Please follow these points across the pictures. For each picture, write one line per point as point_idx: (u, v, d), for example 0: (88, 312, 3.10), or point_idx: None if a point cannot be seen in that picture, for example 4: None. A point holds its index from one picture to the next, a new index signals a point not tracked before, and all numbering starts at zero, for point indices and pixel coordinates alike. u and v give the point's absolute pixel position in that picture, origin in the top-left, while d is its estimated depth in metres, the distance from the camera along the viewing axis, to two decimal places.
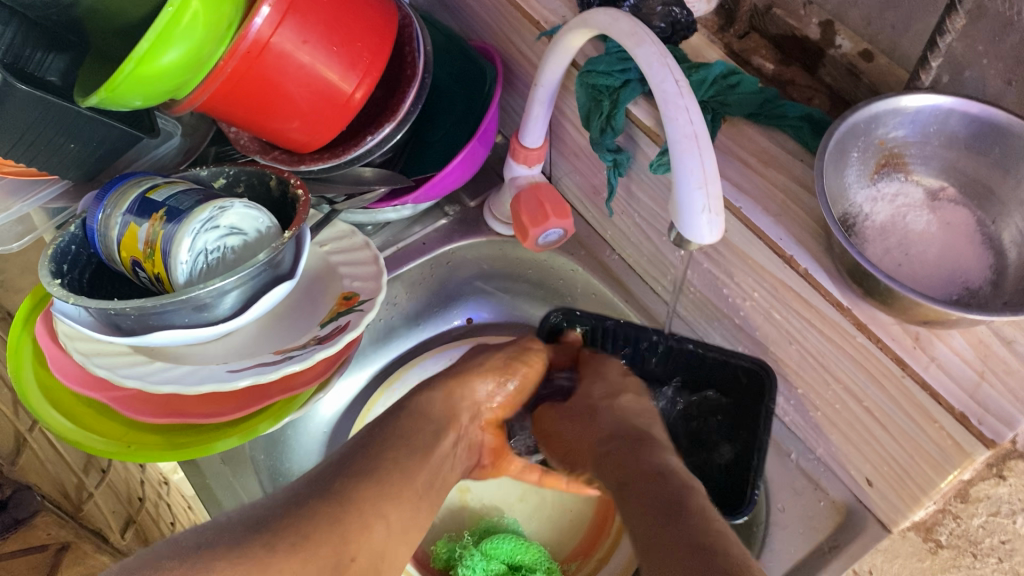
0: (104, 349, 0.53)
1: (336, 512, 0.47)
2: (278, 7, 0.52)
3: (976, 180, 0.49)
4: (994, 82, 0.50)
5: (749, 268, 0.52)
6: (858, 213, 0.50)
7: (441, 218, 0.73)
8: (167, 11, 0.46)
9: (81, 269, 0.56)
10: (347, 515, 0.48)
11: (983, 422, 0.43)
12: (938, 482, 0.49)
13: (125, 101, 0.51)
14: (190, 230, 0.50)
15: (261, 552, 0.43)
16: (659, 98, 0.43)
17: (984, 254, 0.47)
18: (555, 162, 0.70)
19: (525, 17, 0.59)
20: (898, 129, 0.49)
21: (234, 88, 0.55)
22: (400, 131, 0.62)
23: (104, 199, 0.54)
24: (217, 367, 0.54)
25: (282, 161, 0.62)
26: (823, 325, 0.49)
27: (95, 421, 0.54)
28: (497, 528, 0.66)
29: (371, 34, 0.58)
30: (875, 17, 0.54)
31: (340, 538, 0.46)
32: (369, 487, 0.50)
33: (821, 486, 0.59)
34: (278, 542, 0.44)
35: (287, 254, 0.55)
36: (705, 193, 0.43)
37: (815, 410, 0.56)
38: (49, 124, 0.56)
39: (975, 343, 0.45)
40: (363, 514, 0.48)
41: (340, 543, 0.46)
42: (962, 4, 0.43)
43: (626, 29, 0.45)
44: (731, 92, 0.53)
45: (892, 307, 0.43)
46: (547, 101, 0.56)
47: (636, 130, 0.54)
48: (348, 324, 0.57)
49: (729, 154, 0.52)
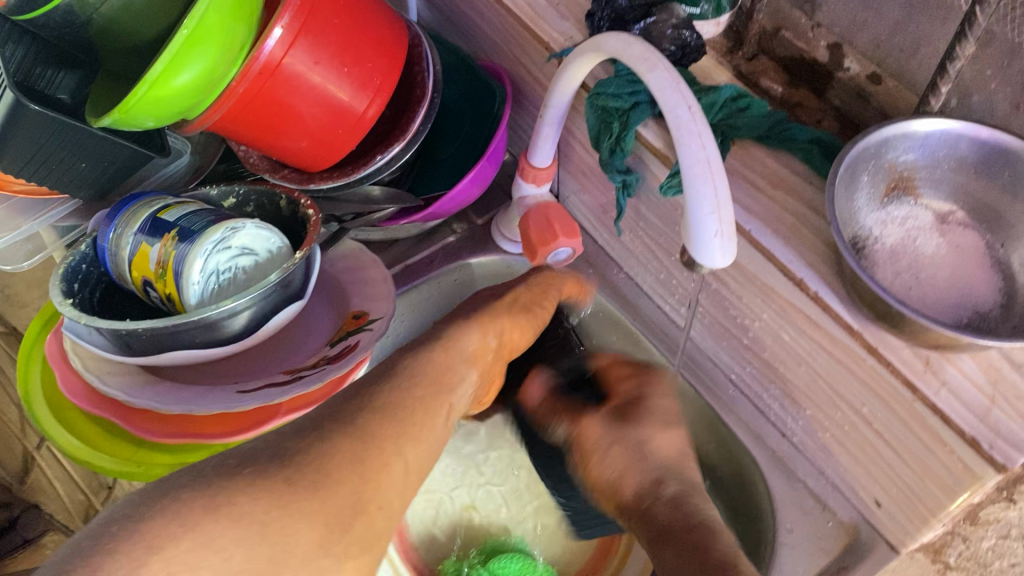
0: (116, 369, 0.53)
1: (356, 453, 0.38)
2: (291, 29, 0.52)
3: (986, 204, 0.49)
4: (1003, 106, 0.50)
5: (759, 291, 0.53)
6: (867, 236, 0.50)
7: (449, 235, 0.73)
8: (182, 34, 0.46)
9: (93, 288, 0.56)
10: (369, 453, 0.39)
11: (994, 447, 0.43)
12: (948, 504, 0.49)
13: (137, 122, 0.51)
14: (202, 251, 0.50)
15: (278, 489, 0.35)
16: (672, 123, 0.44)
17: (993, 278, 0.47)
18: (564, 181, 0.70)
19: (534, 39, 0.60)
20: (907, 153, 0.49)
21: (246, 108, 0.55)
22: (409, 151, 0.62)
23: (116, 218, 0.54)
24: (226, 389, 0.54)
25: (292, 180, 0.63)
26: (834, 347, 0.49)
27: (105, 441, 0.54)
28: (504, 547, 0.66)
29: (382, 54, 0.58)
30: (884, 40, 0.55)
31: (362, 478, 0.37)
32: (387, 426, 0.41)
33: (829, 507, 0.59)
34: (298, 480, 0.35)
35: (298, 273, 0.55)
36: (717, 218, 0.43)
37: (824, 431, 0.56)
38: (61, 143, 0.56)
39: (985, 366, 0.45)
40: (383, 450, 0.39)
41: (358, 484, 0.37)
42: (972, 30, 0.44)
43: (640, 53, 0.45)
44: (741, 116, 0.53)
45: (902, 330, 0.43)
46: (557, 121, 0.56)
47: (645, 152, 0.55)
48: (358, 343, 0.57)
49: (739, 177, 0.53)
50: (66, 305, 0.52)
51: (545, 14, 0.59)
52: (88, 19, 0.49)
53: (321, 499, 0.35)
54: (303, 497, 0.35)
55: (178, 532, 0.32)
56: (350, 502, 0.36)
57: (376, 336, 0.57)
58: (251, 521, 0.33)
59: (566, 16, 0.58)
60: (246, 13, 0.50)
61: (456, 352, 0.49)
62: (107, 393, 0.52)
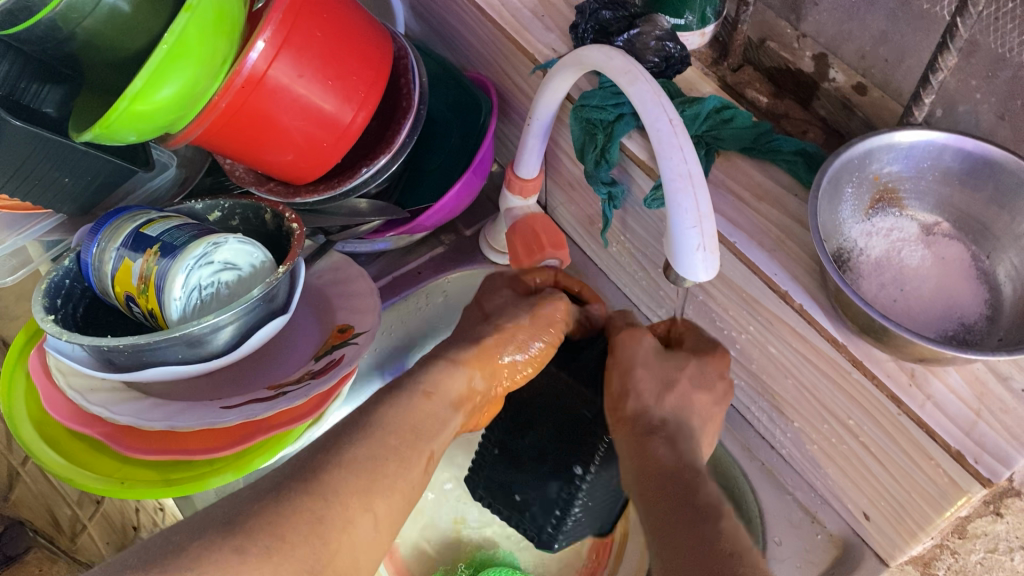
0: (99, 385, 0.53)
1: (316, 511, 0.39)
2: (273, 42, 0.52)
3: (971, 216, 0.49)
4: (988, 117, 0.50)
5: (745, 303, 0.52)
6: (852, 247, 0.49)
7: (437, 247, 0.73)
8: (162, 49, 0.46)
9: (76, 304, 0.56)
10: (330, 512, 0.40)
11: (979, 461, 0.42)
12: (936, 519, 0.48)
13: (119, 136, 0.50)
14: (184, 266, 0.50)
15: (229, 559, 0.35)
16: (652, 136, 0.43)
17: (979, 290, 0.47)
18: (551, 192, 0.70)
19: (519, 50, 0.60)
20: (891, 164, 0.49)
21: (229, 122, 0.55)
22: (395, 163, 0.62)
23: (98, 232, 0.54)
24: (210, 404, 0.53)
25: (277, 193, 0.62)
26: (819, 361, 0.49)
27: (88, 457, 0.53)
28: (492, 561, 0.66)
29: (367, 67, 0.58)
30: (869, 51, 0.55)
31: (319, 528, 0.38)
32: (353, 482, 0.42)
33: (818, 519, 0.58)
34: (250, 547, 0.36)
35: (282, 288, 0.55)
36: (699, 232, 0.43)
37: (812, 444, 0.56)
38: (46, 158, 0.56)
39: (971, 380, 0.45)
40: (347, 509, 0.41)
41: (317, 545, 0.38)
42: (953, 42, 0.43)
43: (621, 67, 0.45)
44: (725, 127, 0.53)
45: (886, 344, 0.43)
46: (542, 134, 0.56)
47: (631, 164, 0.54)
48: (342, 357, 0.56)
49: (724, 188, 0.52)
50: (48, 321, 0.51)
51: (530, 26, 0.59)
52: (70, 33, 0.48)
53: (277, 565, 0.36)
54: (259, 566, 0.36)
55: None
56: (308, 564, 0.38)
57: (362, 350, 0.56)
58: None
59: (551, 28, 0.58)
60: (228, 26, 0.49)
61: (440, 399, 0.50)
62: (91, 410, 0.51)
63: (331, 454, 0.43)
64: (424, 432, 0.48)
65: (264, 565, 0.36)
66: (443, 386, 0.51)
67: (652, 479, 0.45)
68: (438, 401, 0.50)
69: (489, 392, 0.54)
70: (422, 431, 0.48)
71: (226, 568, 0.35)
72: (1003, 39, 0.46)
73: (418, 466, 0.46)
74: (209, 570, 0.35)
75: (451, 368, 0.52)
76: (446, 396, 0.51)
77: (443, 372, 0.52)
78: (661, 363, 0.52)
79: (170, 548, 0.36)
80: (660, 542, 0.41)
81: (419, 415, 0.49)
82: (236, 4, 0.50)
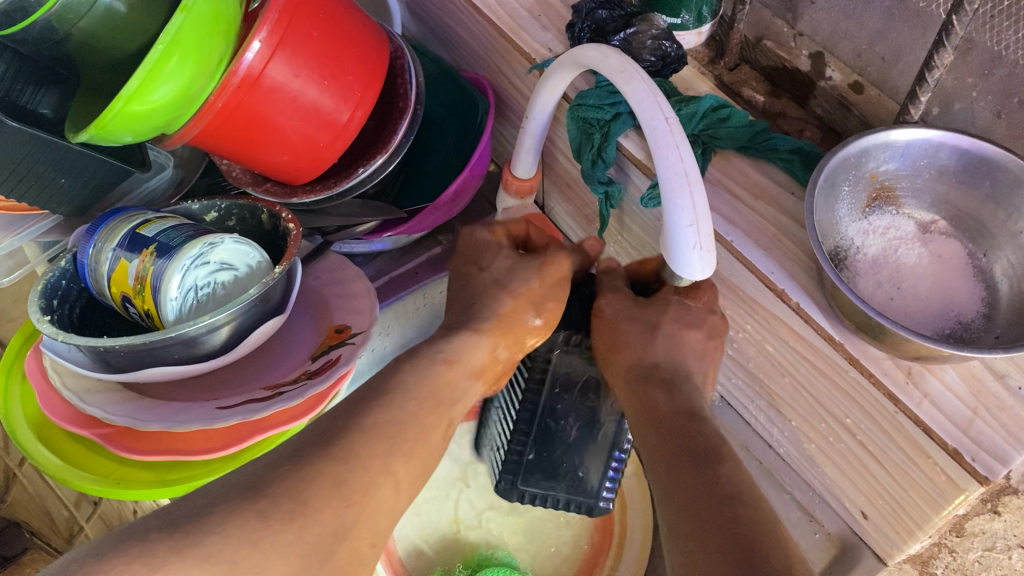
0: (95, 386, 0.53)
1: (338, 476, 0.40)
2: (270, 42, 0.52)
3: (968, 214, 0.49)
4: (984, 115, 0.50)
5: (741, 302, 0.52)
6: (849, 246, 0.49)
7: (435, 247, 0.73)
8: (157, 49, 0.46)
9: (73, 305, 0.56)
10: (353, 477, 0.40)
11: (976, 459, 0.42)
12: (933, 517, 0.48)
13: (115, 137, 0.50)
14: (180, 267, 0.50)
15: (255, 523, 0.36)
16: (649, 135, 0.43)
17: (976, 288, 0.47)
18: (548, 191, 0.70)
19: (516, 50, 0.60)
20: (888, 162, 0.49)
21: (225, 123, 0.54)
22: (391, 163, 0.62)
23: (95, 233, 0.54)
24: (206, 404, 0.53)
25: (275, 194, 0.63)
26: (816, 359, 0.49)
27: (84, 457, 0.53)
28: (490, 561, 0.65)
29: (363, 67, 0.58)
30: (865, 50, 0.55)
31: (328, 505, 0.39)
32: (379, 443, 0.42)
33: (816, 518, 0.58)
34: (272, 511, 0.36)
35: (278, 288, 0.55)
36: (695, 230, 0.43)
37: (809, 442, 0.56)
38: (42, 159, 0.56)
39: (967, 377, 0.45)
40: (370, 471, 0.41)
41: (342, 508, 0.39)
42: (949, 40, 0.43)
43: (617, 65, 0.45)
44: (721, 126, 0.53)
45: (884, 342, 0.43)
46: (538, 133, 0.55)
47: (628, 163, 0.54)
48: (340, 357, 0.56)
49: (720, 187, 0.52)
50: (44, 322, 0.51)
51: (526, 25, 0.59)
52: (66, 33, 0.49)
53: (302, 529, 0.37)
54: (283, 530, 0.36)
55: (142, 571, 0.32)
56: (334, 527, 0.38)
57: (359, 350, 0.56)
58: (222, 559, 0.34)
59: (547, 27, 0.58)
60: (223, 27, 0.49)
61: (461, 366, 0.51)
62: (87, 411, 0.51)
63: (356, 416, 0.44)
64: (446, 399, 0.49)
65: (289, 530, 0.36)
66: (465, 355, 0.51)
67: (662, 437, 0.46)
68: (459, 369, 0.51)
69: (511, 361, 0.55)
70: (443, 398, 0.48)
71: (242, 540, 0.35)
72: (999, 36, 0.46)
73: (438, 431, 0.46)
74: (233, 532, 0.35)
75: (475, 338, 0.52)
76: (467, 367, 0.51)
77: (465, 342, 0.52)
78: (643, 309, 0.51)
79: (194, 511, 0.36)
80: (672, 501, 0.42)
81: (440, 382, 0.49)
82: (231, 5, 0.50)
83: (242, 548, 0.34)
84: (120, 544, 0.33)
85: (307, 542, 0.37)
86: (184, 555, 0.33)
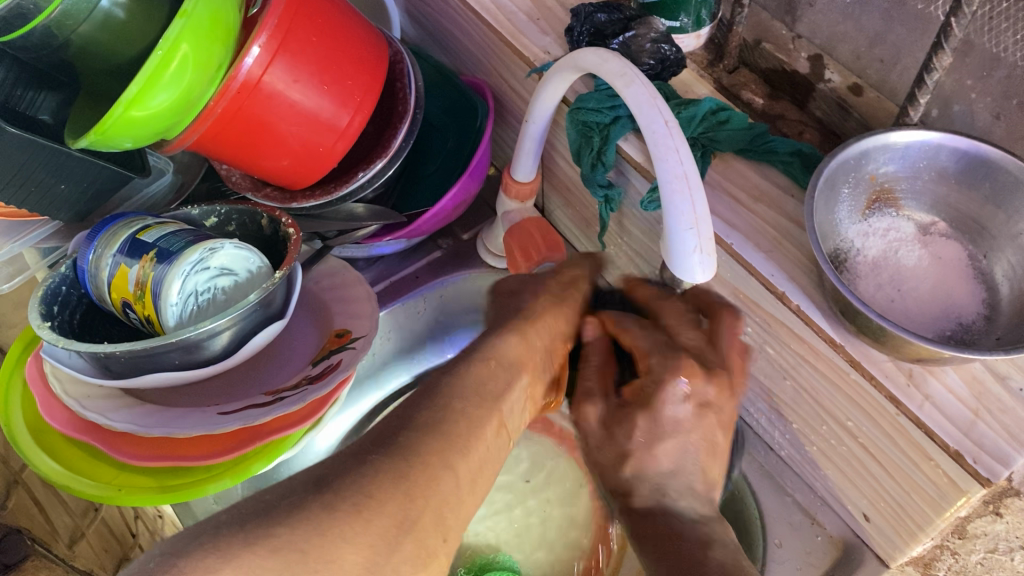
0: (96, 392, 0.53)
1: (399, 472, 0.39)
2: (269, 47, 0.52)
3: (968, 216, 0.49)
4: (983, 116, 0.50)
5: (742, 305, 0.52)
6: (849, 248, 0.49)
7: (435, 251, 0.73)
8: (156, 55, 0.46)
9: (72, 311, 0.55)
10: (413, 471, 0.39)
11: (978, 461, 0.42)
12: (936, 520, 0.48)
13: (114, 143, 0.50)
14: (181, 272, 0.50)
15: (321, 515, 0.35)
16: (649, 139, 0.43)
17: (976, 290, 0.47)
18: (548, 195, 0.70)
19: (515, 54, 0.60)
20: (887, 164, 0.49)
21: (224, 129, 0.54)
22: (392, 167, 0.62)
23: (95, 239, 0.54)
24: (207, 410, 0.53)
25: (275, 199, 0.62)
26: (817, 361, 0.49)
27: (85, 464, 0.53)
28: (492, 565, 0.66)
29: (363, 71, 0.58)
30: (864, 52, 0.55)
31: (402, 497, 0.38)
32: (432, 441, 0.41)
33: (818, 521, 0.58)
34: (338, 503, 0.36)
35: (279, 293, 0.55)
36: (695, 234, 0.42)
37: (811, 445, 0.55)
38: (43, 166, 0.56)
39: (968, 380, 0.45)
40: (427, 467, 0.40)
41: (406, 502, 0.38)
42: (948, 41, 0.43)
43: (617, 69, 0.45)
44: (722, 129, 0.53)
45: (884, 345, 0.43)
46: (538, 136, 0.56)
47: (627, 166, 0.54)
48: (341, 361, 0.56)
49: (721, 191, 0.52)
50: (44, 328, 0.51)
51: (525, 29, 0.59)
52: (65, 40, 0.49)
53: (368, 519, 0.36)
54: (350, 521, 0.35)
55: (219, 564, 0.31)
56: (398, 519, 0.37)
57: (359, 354, 0.56)
58: (291, 550, 0.33)
59: (546, 31, 0.58)
60: (223, 32, 0.49)
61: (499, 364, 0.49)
62: (87, 417, 0.51)
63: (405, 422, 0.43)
64: (491, 394, 0.47)
65: (356, 519, 0.35)
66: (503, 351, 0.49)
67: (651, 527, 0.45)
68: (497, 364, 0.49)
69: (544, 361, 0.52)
70: (486, 394, 0.46)
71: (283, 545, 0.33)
72: (998, 38, 0.46)
73: (490, 427, 0.45)
74: (305, 524, 0.34)
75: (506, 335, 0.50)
76: (505, 362, 0.49)
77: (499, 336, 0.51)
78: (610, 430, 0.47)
79: (249, 503, 0.36)
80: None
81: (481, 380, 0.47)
82: (231, 11, 0.50)
83: (314, 536, 0.34)
84: (198, 539, 0.32)
85: (373, 532, 0.36)
86: (256, 547, 0.32)
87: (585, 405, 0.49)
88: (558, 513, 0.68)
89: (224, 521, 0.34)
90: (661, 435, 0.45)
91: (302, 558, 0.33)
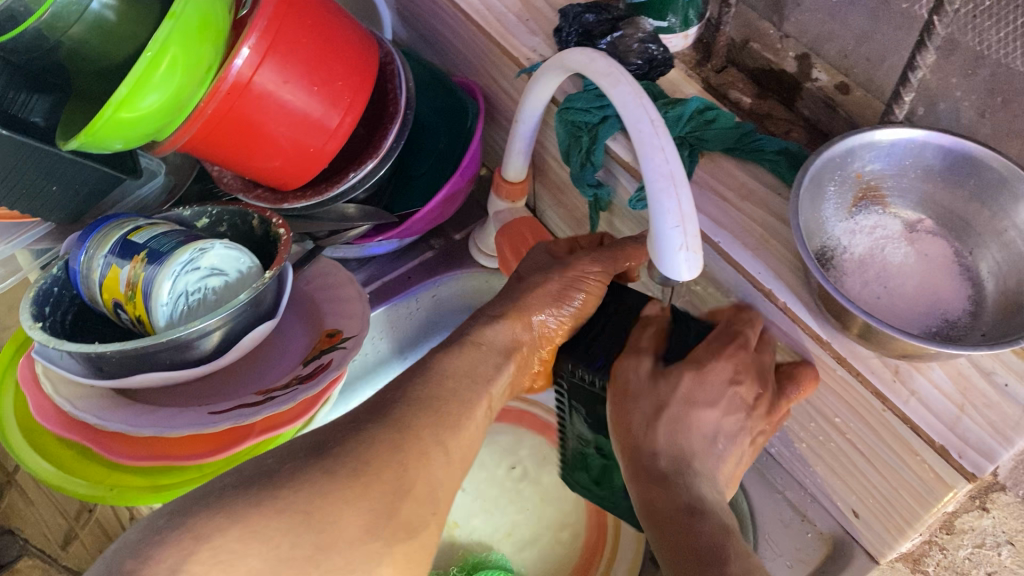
0: (87, 392, 0.53)
1: (395, 444, 0.40)
2: (258, 48, 0.52)
3: (954, 213, 0.49)
4: (968, 114, 0.50)
5: (731, 303, 0.52)
6: (836, 245, 0.50)
7: (427, 251, 0.73)
8: (146, 56, 0.46)
9: (65, 311, 0.56)
10: (407, 444, 0.41)
11: (963, 456, 0.43)
12: (923, 515, 0.49)
13: (105, 144, 0.51)
14: (170, 273, 0.51)
15: (322, 480, 0.36)
16: (635, 137, 0.44)
17: (962, 286, 0.47)
18: (539, 195, 0.71)
19: (505, 55, 0.60)
20: (873, 162, 0.50)
21: (215, 130, 0.55)
22: (383, 167, 0.62)
23: (86, 240, 0.54)
24: (198, 410, 0.53)
25: (266, 200, 0.63)
26: (804, 357, 0.49)
27: (77, 465, 0.53)
28: (485, 563, 0.65)
29: (352, 72, 0.59)
30: (851, 51, 0.55)
31: (398, 466, 0.39)
32: (424, 417, 0.43)
33: (808, 518, 0.58)
34: (338, 468, 0.38)
35: (269, 292, 0.55)
36: (681, 231, 0.43)
37: (800, 442, 0.56)
38: (35, 168, 0.56)
39: (954, 375, 0.45)
40: (420, 444, 0.41)
41: (400, 468, 0.39)
42: (931, 39, 0.44)
43: (603, 69, 0.45)
44: (709, 128, 0.53)
45: (869, 340, 0.43)
46: (527, 137, 0.56)
47: (615, 165, 0.55)
48: (331, 361, 0.56)
49: (708, 189, 0.53)
50: (35, 328, 0.51)
51: (515, 30, 0.59)
52: (56, 42, 0.49)
53: (366, 485, 0.37)
54: (349, 485, 0.37)
55: (226, 522, 0.33)
56: (394, 485, 0.38)
57: (350, 354, 0.56)
58: (295, 510, 0.35)
59: (536, 32, 0.59)
60: (213, 33, 0.50)
61: (488, 348, 0.52)
62: (79, 417, 0.51)
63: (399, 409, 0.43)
64: (480, 377, 0.50)
65: (354, 486, 0.37)
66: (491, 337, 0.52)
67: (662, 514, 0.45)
68: (487, 349, 0.52)
69: (537, 347, 0.54)
70: (475, 375, 0.50)
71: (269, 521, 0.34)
72: (982, 36, 0.47)
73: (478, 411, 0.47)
74: (305, 487, 0.36)
75: (497, 324, 0.53)
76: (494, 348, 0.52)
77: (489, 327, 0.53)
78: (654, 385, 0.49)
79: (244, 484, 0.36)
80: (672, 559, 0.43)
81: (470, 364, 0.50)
82: (221, 12, 0.50)
83: (315, 499, 0.35)
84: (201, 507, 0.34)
85: (372, 496, 0.37)
86: (262, 508, 0.34)
87: (627, 366, 0.51)
88: (551, 511, 0.68)
89: (230, 483, 0.36)
90: (701, 400, 0.49)
91: (306, 520, 0.34)
